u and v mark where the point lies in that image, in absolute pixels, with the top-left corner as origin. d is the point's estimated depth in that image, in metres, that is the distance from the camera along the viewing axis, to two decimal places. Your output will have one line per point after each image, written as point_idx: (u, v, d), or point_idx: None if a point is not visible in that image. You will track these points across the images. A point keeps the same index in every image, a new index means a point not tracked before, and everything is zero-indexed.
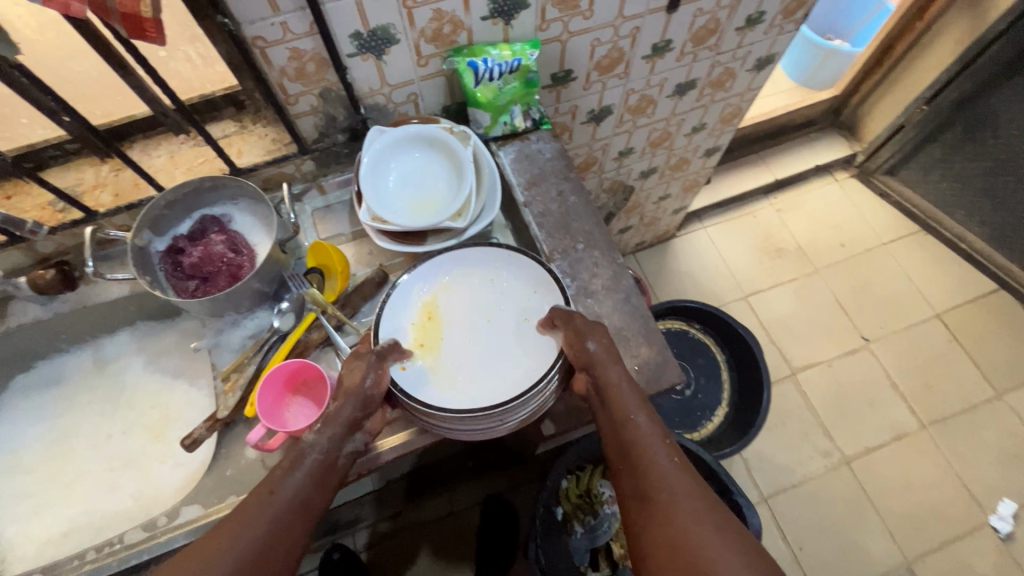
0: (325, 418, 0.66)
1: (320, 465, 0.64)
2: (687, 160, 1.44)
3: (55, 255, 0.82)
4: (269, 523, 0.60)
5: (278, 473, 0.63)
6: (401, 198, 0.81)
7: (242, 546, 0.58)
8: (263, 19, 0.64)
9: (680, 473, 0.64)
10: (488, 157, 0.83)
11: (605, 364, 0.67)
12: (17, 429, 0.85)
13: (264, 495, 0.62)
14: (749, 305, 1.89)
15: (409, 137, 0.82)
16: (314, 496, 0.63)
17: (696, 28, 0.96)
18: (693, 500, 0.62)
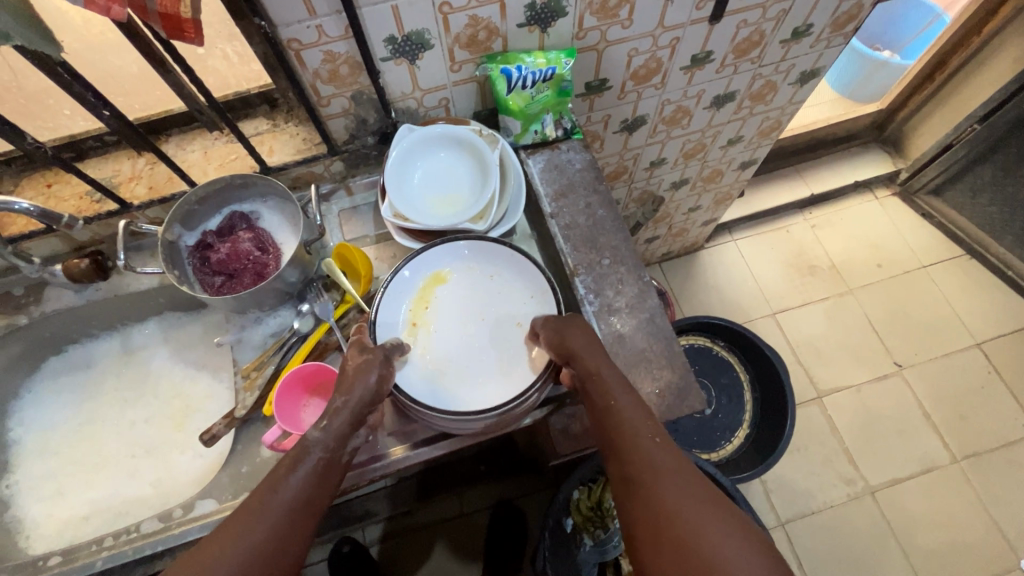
0: (328, 413, 0.62)
1: (323, 464, 0.60)
2: (720, 173, 1.41)
3: (90, 244, 0.84)
4: (273, 529, 0.55)
5: (279, 472, 0.58)
6: (425, 197, 0.81)
7: (242, 555, 0.52)
8: (299, 21, 0.64)
9: (661, 447, 0.59)
10: (515, 160, 0.82)
11: (580, 346, 0.66)
12: (48, 411, 0.88)
13: (265, 498, 0.56)
14: (777, 323, 1.84)
15: (437, 135, 0.81)
16: (317, 495, 0.58)
17: (739, 40, 0.93)
18: (678, 474, 0.56)
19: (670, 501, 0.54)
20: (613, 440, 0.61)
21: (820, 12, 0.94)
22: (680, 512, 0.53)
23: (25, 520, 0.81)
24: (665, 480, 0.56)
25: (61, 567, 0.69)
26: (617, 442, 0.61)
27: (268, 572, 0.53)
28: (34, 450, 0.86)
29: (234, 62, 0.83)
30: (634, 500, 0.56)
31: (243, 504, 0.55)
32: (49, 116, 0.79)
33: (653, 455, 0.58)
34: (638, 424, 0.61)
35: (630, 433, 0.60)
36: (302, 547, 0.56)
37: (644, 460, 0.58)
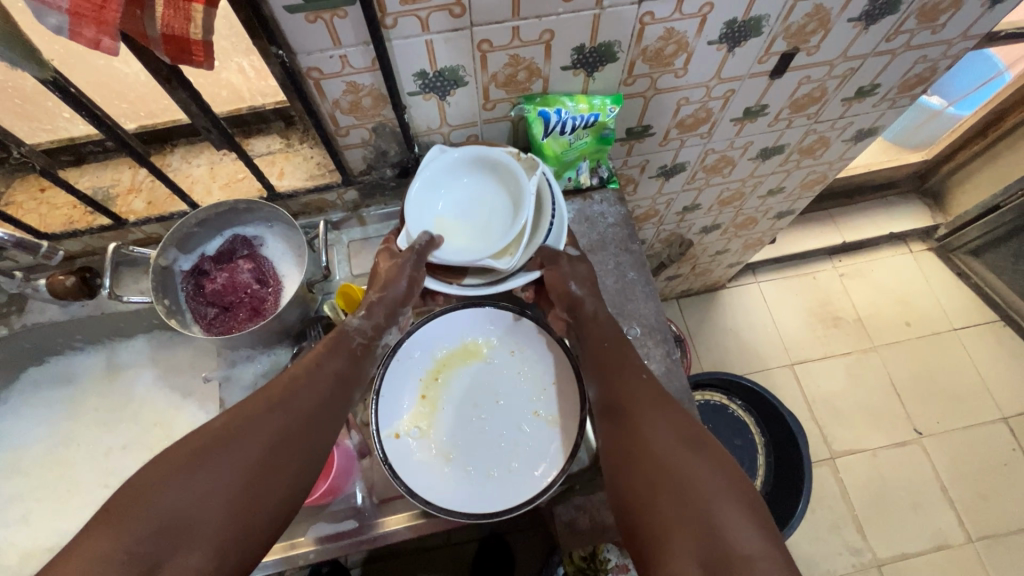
0: (369, 304, 0.68)
1: (347, 351, 0.66)
2: (754, 220, 1.33)
3: (82, 255, 0.79)
4: (304, 403, 0.59)
5: (308, 367, 0.62)
6: (446, 224, 0.70)
7: (265, 432, 0.55)
8: (321, 50, 0.58)
9: (649, 392, 0.62)
10: (554, 194, 0.69)
11: (583, 291, 0.70)
12: (23, 426, 0.83)
13: (293, 385, 0.60)
14: (794, 375, 1.76)
15: (469, 157, 0.70)
16: (341, 388, 0.63)
17: (798, 95, 0.85)
18: (670, 420, 0.59)
19: (656, 445, 0.57)
20: (608, 373, 0.66)
21: (890, 73, 0.85)
22: (664, 457, 0.56)
23: None
24: (656, 421, 0.59)
25: None
26: (614, 373, 0.65)
27: (283, 460, 0.55)
28: (5, 468, 0.81)
29: (250, 76, 0.76)
30: (621, 436, 0.60)
31: (270, 388, 0.59)
32: (46, 117, 0.73)
33: (643, 402, 0.62)
34: (632, 373, 0.65)
35: (622, 380, 0.64)
36: (318, 447, 0.58)
37: (636, 404, 0.62)
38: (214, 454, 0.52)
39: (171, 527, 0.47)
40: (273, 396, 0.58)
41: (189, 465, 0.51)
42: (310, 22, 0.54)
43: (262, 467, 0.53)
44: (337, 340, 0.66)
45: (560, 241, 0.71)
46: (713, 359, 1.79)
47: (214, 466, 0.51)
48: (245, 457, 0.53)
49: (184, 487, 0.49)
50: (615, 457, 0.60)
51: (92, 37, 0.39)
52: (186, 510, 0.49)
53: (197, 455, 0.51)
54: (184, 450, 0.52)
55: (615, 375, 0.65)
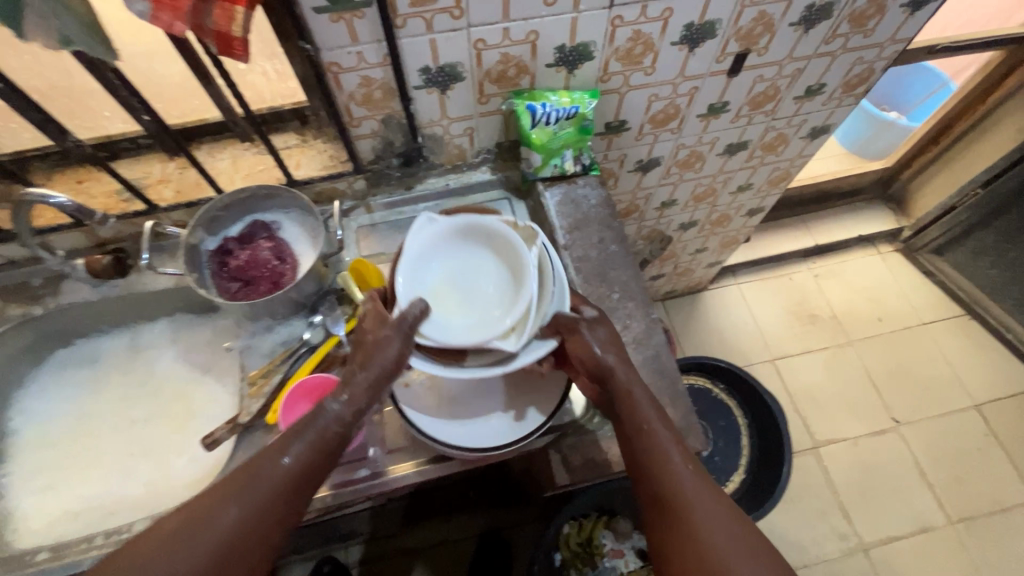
0: (349, 385, 0.63)
1: (320, 436, 0.61)
2: (728, 217, 1.44)
3: (112, 241, 0.86)
4: (258, 497, 0.56)
5: (272, 452, 0.58)
6: (441, 299, 0.68)
7: (214, 530, 0.53)
8: (341, 47, 0.68)
9: (696, 480, 0.60)
10: (554, 262, 0.70)
11: (614, 363, 0.66)
12: (50, 403, 0.88)
13: (249, 480, 0.57)
14: (776, 370, 1.85)
15: (460, 228, 0.70)
16: (305, 482, 0.59)
17: (755, 93, 0.97)
18: (722, 517, 0.57)
19: (717, 549, 0.55)
20: (651, 460, 0.61)
21: (833, 73, 0.98)
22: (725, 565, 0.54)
23: (14, 512, 0.81)
24: (713, 521, 0.57)
25: (49, 563, 0.68)
26: (655, 458, 0.61)
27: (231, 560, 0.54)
28: (32, 441, 0.86)
29: (272, 79, 0.86)
30: (676, 537, 0.57)
31: (227, 477, 0.57)
32: (88, 116, 0.82)
33: (696, 499, 0.58)
34: (678, 459, 0.61)
35: (670, 470, 0.60)
36: (274, 538, 0.57)
37: (686, 496, 0.59)
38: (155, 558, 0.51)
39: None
40: (228, 488, 0.56)
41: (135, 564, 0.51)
42: (333, 21, 0.64)
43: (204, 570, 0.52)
44: (311, 419, 0.61)
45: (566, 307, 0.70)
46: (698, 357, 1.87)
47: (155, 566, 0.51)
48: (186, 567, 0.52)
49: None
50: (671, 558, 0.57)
51: (167, 21, 0.50)
52: None
53: (143, 555, 0.52)
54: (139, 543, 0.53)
55: (661, 464, 0.61)
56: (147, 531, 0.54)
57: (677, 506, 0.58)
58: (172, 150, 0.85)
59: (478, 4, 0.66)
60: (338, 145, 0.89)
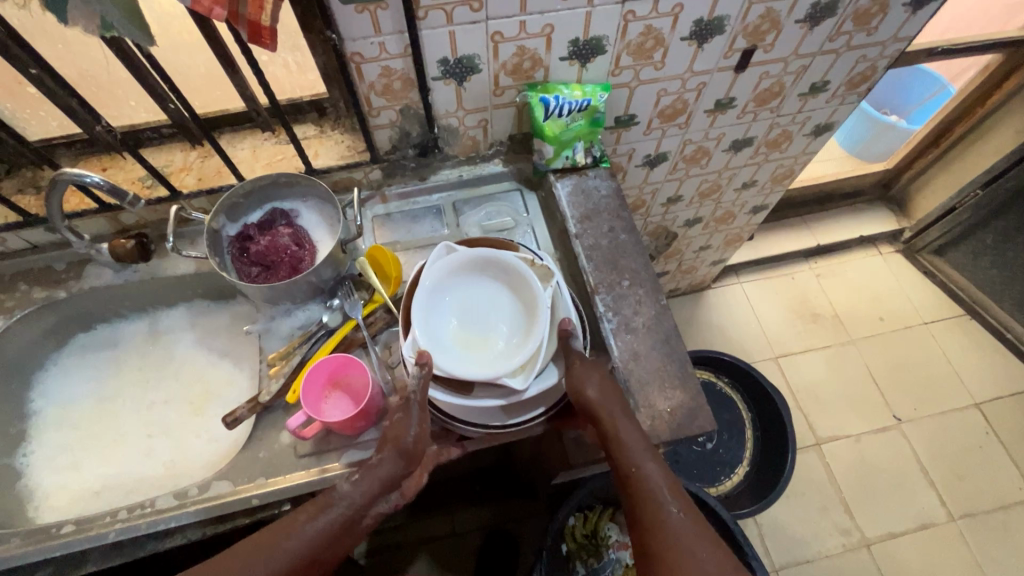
0: (365, 469, 0.67)
1: (333, 526, 0.65)
2: (732, 214, 1.46)
3: (134, 227, 0.89)
4: (268, 570, 0.61)
5: (288, 528, 0.64)
6: (453, 333, 0.75)
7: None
8: (364, 37, 0.70)
9: (683, 521, 0.64)
10: (565, 301, 0.77)
11: (602, 406, 0.68)
12: (71, 385, 0.90)
13: (265, 551, 0.63)
14: (778, 368, 1.86)
15: (473, 266, 0.78)
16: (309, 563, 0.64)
17: (760, 89, 0.99)
18: (709, 550, 0.62)
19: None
20: (645, 500, 0.66)
21: (837, 70, 1.00)
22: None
23: (36, 490, 0.83)
24: (701, 556, 0.62)
25: (74, 535, 0.70)
26: (646, 498, 0.66)
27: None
28: (54, 422, 0.88)
29: (292, 71, 0.88)
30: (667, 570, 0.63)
31: (253, 539, 0.64)
32: (114, 105, 0.84)
33: (685, 535, 0.63)
34: (667, 497, 0.66)
35: (661, 509, 0.65)
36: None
37: (675, 534, 0.64)
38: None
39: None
40: (248, 552, 0.62)
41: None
42: (358, 13, 0.67)
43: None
44: (327, 504, 0.66)
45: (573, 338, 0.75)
46: None
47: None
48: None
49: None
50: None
51: (204, 5, 0.54)
52: None
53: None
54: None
55: (652, 502, 0.66)
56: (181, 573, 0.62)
57: (667, 544, 0.63)
58: (194, 139, 0.88)
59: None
60: (355, 136, 0.91)
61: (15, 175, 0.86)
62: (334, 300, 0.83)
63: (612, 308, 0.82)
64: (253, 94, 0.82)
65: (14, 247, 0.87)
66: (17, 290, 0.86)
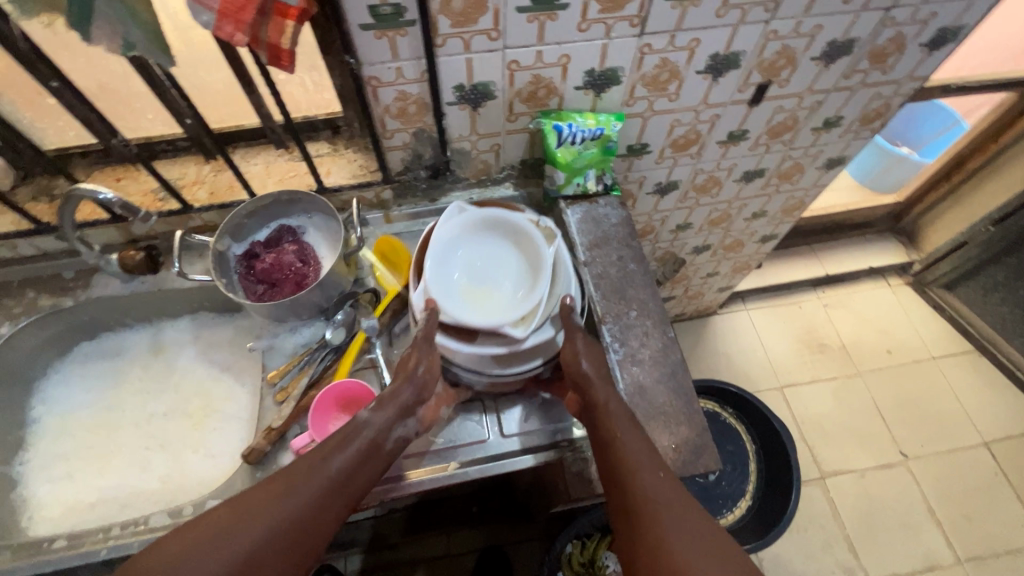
0: (383, 397, 0.70)
1: (359, 453, 0.66)
2: (741, 243, 1.46)
3: (144, 238, 0.89)
4: (304, 498, 0.60)
5: (310, 462, 0.64)
6: (462, 283, 0.76)
7: (253, 527, 0.57)
8: (382, 62, 0.71)
9: (665, 490, 0.63)
10: (567, 262, 0.79)
11: (591, 375, 0.71)
12: (72, 394, 0.90)
13: (290, 484, 0.61)
14: (783, 398, 1.84)
15: (488, 225, 0.79)
16: (337, 493, 0.63)
17: (774, 123, 0.99)
18: (685, 518, 0.61)
19: (672, 545, 0.59)
20: (623, 467, 0.66)
21: (851, 106, 1.00)
22: (677, 558, 0.58)
23: (31, 500, 0.82)
24: (674, 526, 0.60)
25: (66, 551, 0.69)
26: (623, 465, 0.66)
27: (264, 559, 0.57)
28: (53, 430, 0.87)
29: (309, 89, 0.89)
30: (640, 538, 0.61)
31: (270, 480, 0.62)
32: (131, 117, 0.85)
33: (661, 502, 0.62)
34: (647, 464, 0.65)
35: (641, 477, 0.64)
36: (304, 549, 0.59)
37: (651, 502, 0.62)
38: (191, 554, 0.55)
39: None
40: (265, 493, 0.60)
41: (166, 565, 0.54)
42: (377, 38, 0.67)
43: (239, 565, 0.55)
44: (348, 436, 0.67)
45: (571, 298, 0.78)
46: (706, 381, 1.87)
47: (192, 559, 0.54)
48: (221, 562, 0.55)
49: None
50: (633, 554, 0.62)
51: (228, 30, 0.54)
52: None
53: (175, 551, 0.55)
54: (175, 541, 0.56)
55: (630, 471, 0.65)
56: (179, 536, 0.57)
57: (642, 509, 0.62)
58: (209, 153, 0.88)
59: (515, 27, 0.69)
60: (368, 156, 0.91)
61: (29, 182, 0.86)
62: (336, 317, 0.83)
63: (619, 338, 0.82)
64: (268, 112, 0.82)
65: (23, 255, 0.87)
66: (24, 298, 0.86)
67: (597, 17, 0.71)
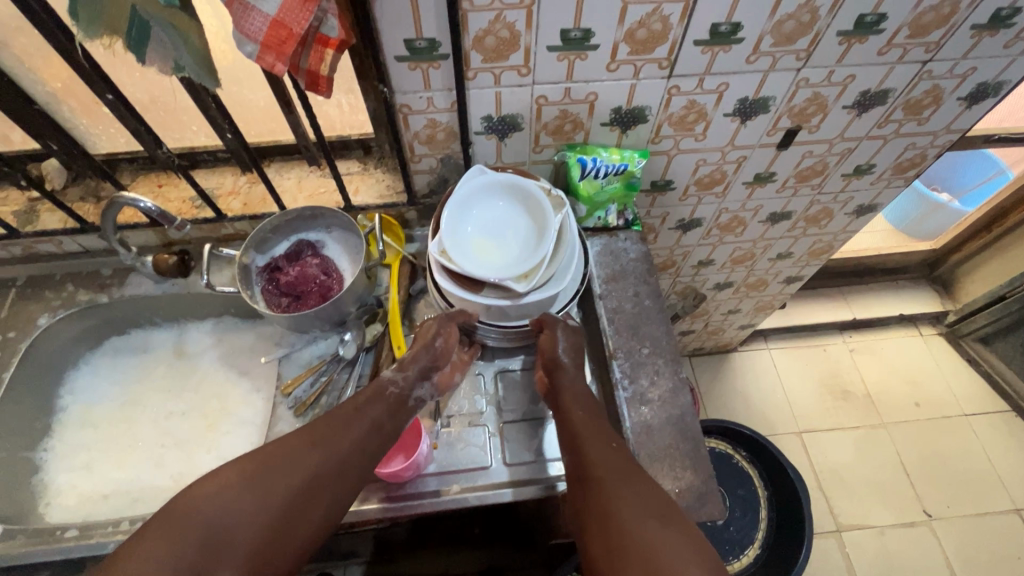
0: (403, 360, 0.79)
1: (389, 405, 0.75)
2: (765, 282, 1.43)
3: (179, 242, 0.93)
4: (346, 443, 0.69)
5: (346, 413, 0.72)
6: (474, 239, 0.75)
7: (308, 462, 0.65)
8: (414, 91, 0.73)
9: (617, 456, 0.68)
10: (574, 228, 0.77)
11: (564, 357, 0.79)
12: (98, 386, 0.94)
13: (335, 430, 0.69)
14: (802, 444, 1.78)
15: (505, 182, 0.77)
16: (375, 440, 0.71)
17: (803, 167, 0.98)
18: (637, 482, 0.65)
19: (622, 500, 0.63)
20: (585, 436, 0.71)
21: (884, 155, 0.98)
22: (627, 511, 0.62)
23: (50, 486, 0.86)
24: (627, 485, 0.64)
25: (77, 540, 0.72)
26: (587, 433, 0.71)
27: (317, 491, 0.65)
28: (78, 420, 0.91)
29: (345, 111, 0.92)
30: (594, 495, 0.65)
31: (312, 426, 0.70)
32: (177, 128, 0.89)
33: (615, 466, 0.67)
34: (608, 435, 0.71)
35: (602, 444, 0.69)
36: (348, 486, 0.68)
37: (608, 464, 0.67)
38: (255, 482, 0.61)
39: (201, 542, 0.56)
40: (312, 435, 0.68)
41: (232, 488, 0.60)
42: (411, 69, 0.70)
43: (297, 493, 0.63)
44: (377, 393, 0.76)
45: (572, 265, 0.77)
46: (722, 420, 1.83)
47: (257, 484, 0.61)
48: (284, 489, 0.62)
49: (222, 508, 0.58)
50: (586, 511, 0.65)
51: (271, 62, 0.56)
52: (217, 532, 0.57)
53: (240, 476, 0.61)
54: (238, 467, 0.62)
55: (591, 439, 0.70)
56: (239, 463, 0.63)
57: (598, 469, 0.67)
58: (246, 166, 0.92)
59: (545, 64, 0.71)
60: (396, 176, 0.94)
61: (79, 183, 0.91)
62: (348, 332, 0.86)
63: (629, 374, 0.81)
64: (304, 131, 0.86)
65: (67, 251, 0.92)
66: (64, 292, 0.91)
67: (626, 59, 0.72)
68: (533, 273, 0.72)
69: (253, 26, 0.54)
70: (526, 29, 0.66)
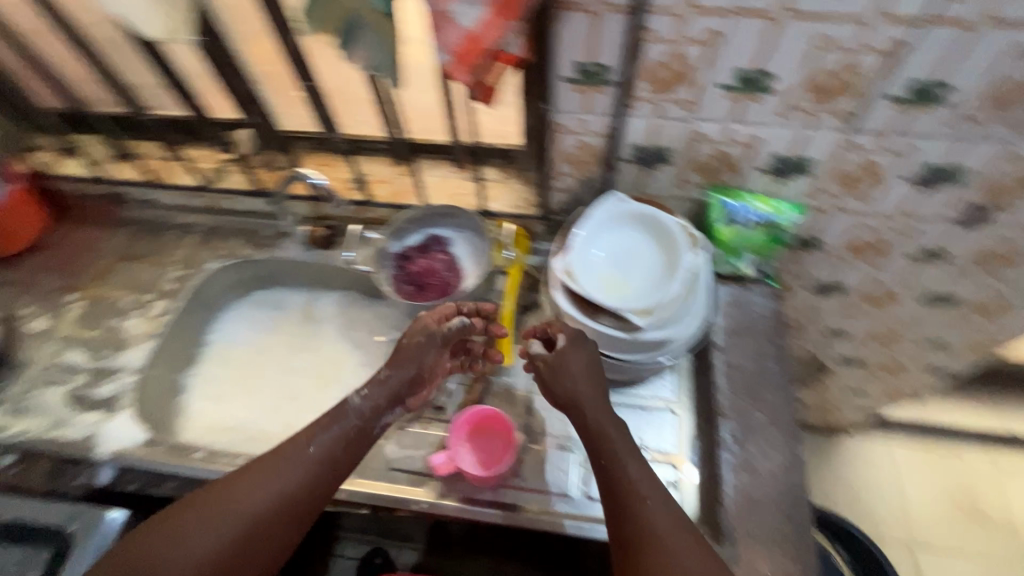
0: (372, 383, 0.76)
1: (342, 433, 0.71)
2: (903, 367, 1.27)
3: (330, 217, 1.03)
4: (313, 454, 0.68)
5: (299, 438, 0.70)
6: (602, 267, 0.77)
7: (251, 502, 0.63)
8: (573, 112, 0.75)
9: (648, 480, 0.64)
10: (705, 278, 0.77)
11: (586, 395, 0.70)
12: (238, 331, 1.06)
13: (268, 469, 0.66)
14: (911, 558, 1.56)
15: (644, 216, 0.79)
16: (334, 458, 0.69)
17: (986, 250, 0.86)
18: (688, 550, 0.59)
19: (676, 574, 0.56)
20: (621, 493, 0.63)
21: None
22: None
23: (187, 408, 0.98)
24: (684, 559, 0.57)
25: (203, 462, 0.82)
26: (624, 488, 0.63)
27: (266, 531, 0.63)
28: (216, 356, 1.03)
29: None
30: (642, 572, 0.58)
31: (258, 462, 0.67)
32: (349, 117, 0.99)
33: (660, 531, 0.60)
34: (643, 488, 0.63)
35: (638, 500, 0.62)
36: (305, 519, 0.67)
37: (651, 529, 0.60)
38: (190, 539, 0.61)
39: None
40: (253, 475, 0.66)
41: (175, 548, 0.60)
42: (575, 90, 0.71)
43: (239, 539, 0.62)
44: (335, 415, 0.72)
45: (696, 315, 0.76)
46: (818, 504, 1.64)
47: (195, 538, 0.61)
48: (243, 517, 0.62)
49: (194, 537, 0.61)
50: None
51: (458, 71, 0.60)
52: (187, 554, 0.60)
53: (178, 532, 0.61)
54: (172, 523, 0.62)
55: (627, 495, 0.63)
56: (177, 515, 0.63)
57: (643, 536, 0.60)
58: (400, 154, 0.98)
59: (710, 101, 0.70)
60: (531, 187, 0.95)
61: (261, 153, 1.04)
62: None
63: (744, 443, 0.75)
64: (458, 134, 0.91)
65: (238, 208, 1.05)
66: (229, 244, 1.05)
67: (805, 105, 0.68)
68: (661, 307, 0.73)
69: (448, 36, 0.58)
70: (702, 63, 0.65)
